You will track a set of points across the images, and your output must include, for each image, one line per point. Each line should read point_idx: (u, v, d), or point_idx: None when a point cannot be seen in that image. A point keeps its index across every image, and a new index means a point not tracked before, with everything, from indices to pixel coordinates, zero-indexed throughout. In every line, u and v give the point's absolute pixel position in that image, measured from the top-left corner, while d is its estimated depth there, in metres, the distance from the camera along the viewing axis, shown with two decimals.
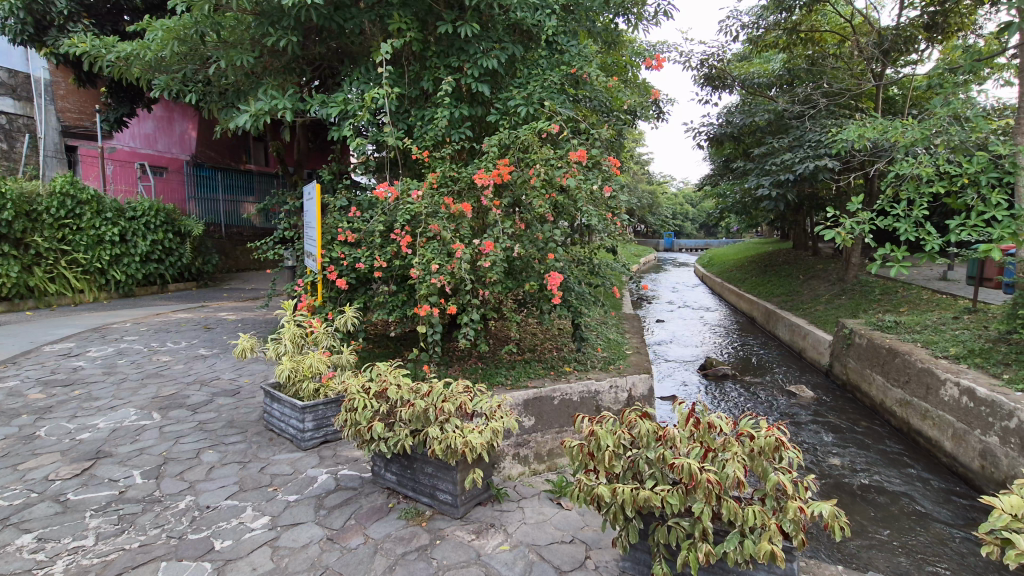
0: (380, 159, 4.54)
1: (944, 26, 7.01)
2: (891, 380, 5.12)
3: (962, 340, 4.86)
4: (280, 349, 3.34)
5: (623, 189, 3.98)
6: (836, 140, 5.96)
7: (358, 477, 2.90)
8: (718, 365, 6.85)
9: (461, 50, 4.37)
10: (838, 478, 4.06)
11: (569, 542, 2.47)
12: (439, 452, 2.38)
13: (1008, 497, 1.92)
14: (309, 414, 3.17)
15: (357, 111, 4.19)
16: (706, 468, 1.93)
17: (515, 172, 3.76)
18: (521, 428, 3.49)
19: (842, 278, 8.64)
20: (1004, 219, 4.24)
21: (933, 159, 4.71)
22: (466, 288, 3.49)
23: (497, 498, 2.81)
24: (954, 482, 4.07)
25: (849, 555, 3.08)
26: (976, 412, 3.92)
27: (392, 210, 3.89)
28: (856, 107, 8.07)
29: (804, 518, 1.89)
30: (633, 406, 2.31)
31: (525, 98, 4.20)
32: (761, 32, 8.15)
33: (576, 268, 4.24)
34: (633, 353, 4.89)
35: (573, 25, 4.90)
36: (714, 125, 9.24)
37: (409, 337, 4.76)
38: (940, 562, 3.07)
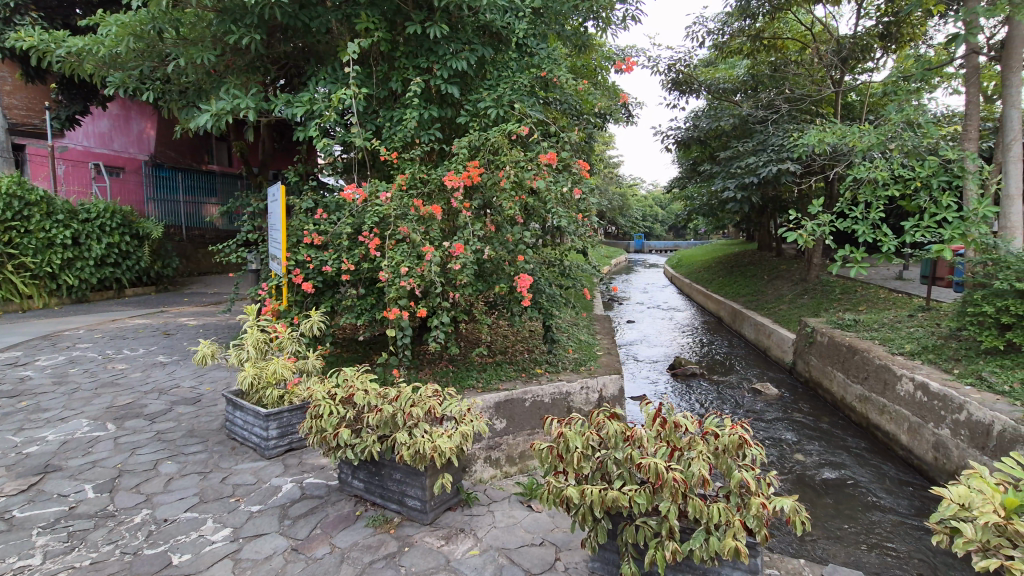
0: (348, 160, 4.47)
1: (897, 36, 7.36)
2: (851, 376, 5.29)
3: (916, 337, 5.07)
4: (242, 355, 3.25)
5: (593, 192, 4.01)
6: (796, 145, 6.14)
7: (324, 485, 2.84)
8: (686, 365, 6.95)
9: (430, 51, 4.34)
10: (801, 473, 4.17)
11: (539, 544, 2.47)
12: (407, 457, 2.35)
13: (956, 487, 1.97)
14: (272, 422, 3.08)
15: (324, 111, 4.11)
16: (672, 467, 1.95)
17: (485, 174, 3.76)
18: (492, 431, 3.48)
19: (804, 278, 8.91)
20: (954, 221, 4.44)
21: (889, 163, 4.89)
22: (436, 291, 3.46)
23: (467, 503, 2.79)
24: (910, 474, 4.22)
25: (809, 548, 3.16)
26: (930, 406, 4.09)
27: (359, 212, 3.83)
28: (816, 112, 8.36)
29: (767, 514, 1.93)
30: (602, 407, 2.32)
31: (495, 100, 4.19)
32: (726, 38, 8.35)
33: (546, 270, 4.26)
34: (604, 354, 4.94)
35: (543, 28, 4.92)
36: (681, 129, 9.41)
37: (378, 341, 4.69)
38: (897, 551, 3.17)
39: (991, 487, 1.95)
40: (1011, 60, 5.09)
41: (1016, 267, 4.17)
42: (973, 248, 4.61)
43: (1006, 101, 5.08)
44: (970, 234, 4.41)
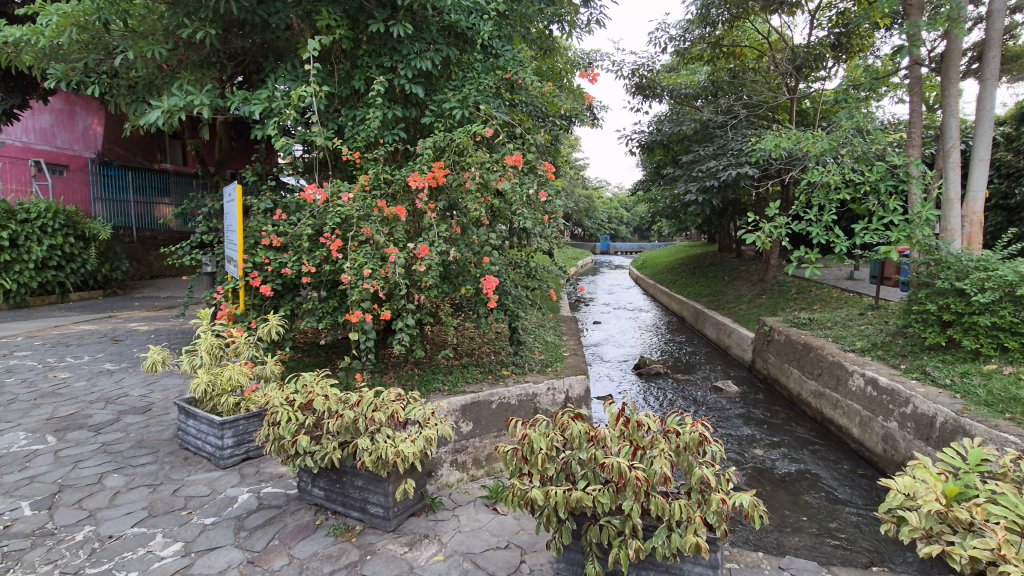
0: (309, 160, 4.36)
1: (847, 46, 7.71)
2: (807, 373, 5.49)
3: (867, 334, 5.29)
4: (196, 361, 3.12)
5: (558, 194, 4.04)
6: (754, 149, 6.33)
7: (282, 495, 2.75)
8: (650, 364, 7.07)
9: (393, 50, 4.28)
10: (760, 468, 4.29)
11: (504, 547, 2.45)
12: (369, 463, 2.30)
13: (902, 478, 2.06)
14: (228, 430, 2.98)
15: (284, 108, 4.01)
16: (635, 467, 1.96)
17: (450, 175, 3.74)
18: (458, 434, 3.44)
19: (763, 278, 9.21)
20: (899, 223, 4.68)
21: (840, 168, 5.10)
22: (400, 293, 3.41)
23: (431, 508, 2.75)
24: (862, 466, 4.40)
25: (768, 540, 3.25)
26: (879, 400, 4.27)
27: (321, 213, 3.74)
28: (772, 118, 8.65)
29: (726, 509, 1.97)
30: (566, 408, 2.33)
31: (460, 101, 4.16)
32: (687, 45, 8.54)
33: (512, 271, 4.26)
34: (570, 355, 4.98)
35: (508, 30, 4.92)
36: (645, 133, 9.58)
37: (341, 345, 4.59)
38: (849, 541, 3.29)
39: (934, 477, 2.04)
40: (949, 73, 5.39)
41: (956, 268, 4.41)
42: (917, 249, 4.86)
43: (946, 110, 5.37)
44: (913, 236, 4.65)
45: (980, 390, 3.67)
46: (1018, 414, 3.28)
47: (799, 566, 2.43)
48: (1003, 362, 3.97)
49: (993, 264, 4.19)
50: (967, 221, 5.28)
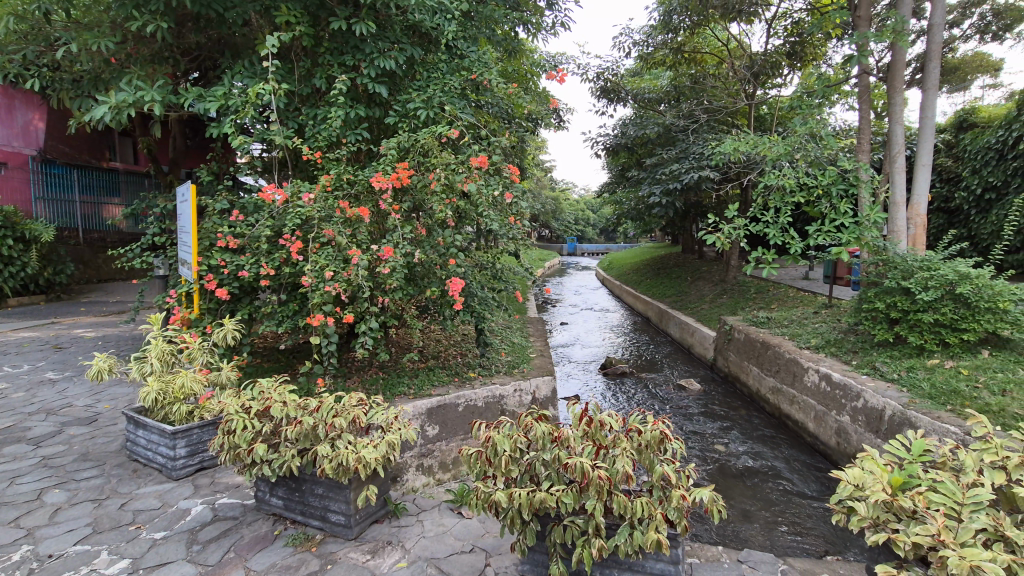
0: (268, 159, 4.24)
1: (801, 54, 8.04)
2: (765, 370, 5.66)
3: (821, 332, 5.51)
4: (145, 368, 2.99)
5: (524, 195, 4.06)
6: (715, 152, 6.49)
7: (239, 505, 2.66)
8: (616, 364, 7.16)
9: (356, 49, 4.21)
10: (722, 463, 4.40)
11: (469, 551, 2.43)
12: (329, 470, 2.25)
13: (851, 469, 2.13)
14: (180, 439, 2.86)
15: (241, 106, 3.89)
16: (598, 466, 1.98)
17: (414, 176, 3.70)
18: (423, 438, 3.41)
19: (724, 279, 9.46)
20: (850, 225, 4.89)
21: (796, 171, 5.27)
22: (364, 296, 3.35)
23: (394, 513, 2.71)
24: (817, 458, 4.56)
25: (728, 534, 3.34)
26: (832, 395, 4.44)
27: (280, 214, 3.64)
28: (731, 123, 8.92)
29: (687, 505, 2.01)
30: (530, 409, 2.33)
31: (424, 102, 4.13)
32: (650, 49, 8.70)
33: (478, 273, 4.25)
34: (537, 356, 5.00)
35: (473, 31, 4.91)
36: (610, 136, 9.72)
37: (302, 349, 4.48)
38: (805, 531, 3.41)
39: (881, 468, 2.12)
40: (894, 82, 5.67)
41: (901, 268, 4.63)
42: (866, 249, 5.08)
43: (892, 118, 5.64)
44: (862, 237, 4.86)
45: (924, 383, 3.86)
46: (959, 406, 3.47)
47: (757, 558, 2.50)
48: (945, 357, 4.19)
49: (935, 264, 4.43)
50: (913, 223, 5.56)
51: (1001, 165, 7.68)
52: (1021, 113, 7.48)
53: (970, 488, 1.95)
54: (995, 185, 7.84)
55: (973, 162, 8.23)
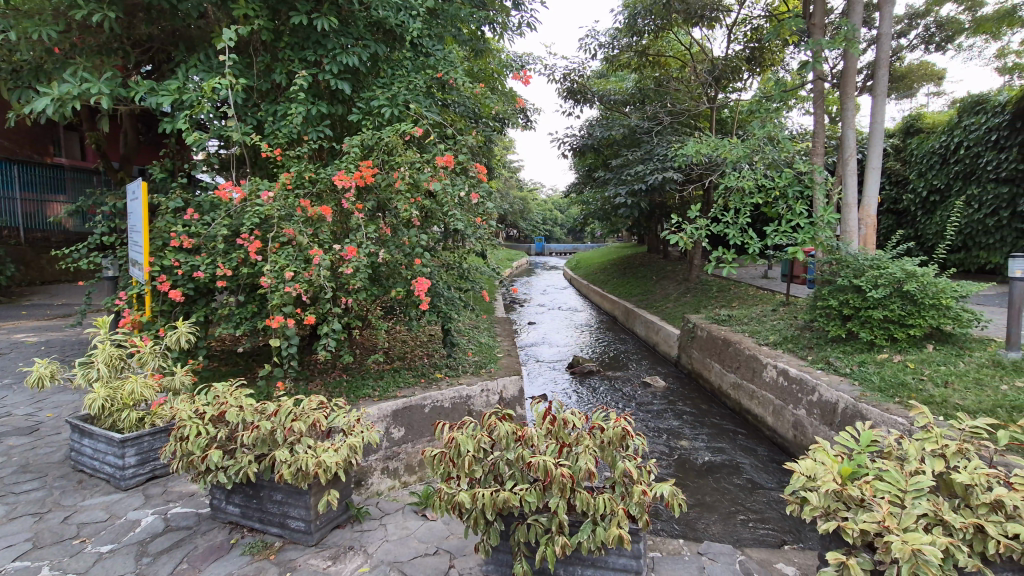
0: (225, 156, 4.11)
1: (760, 60, 8.30)
2: (726, 366, 5.82)
3: (778, 329, 5.69)
4: (91, 374, 2.85)
5: (490, 195, 4.05)
6: (678, 154, 6.62)
7: (193, 514, 2.57)
8: (584, 362, 7.23)
9: (318, 44, 4.12)
10: (685, 458, 4.50)
11: (433, 553, 2.41)
12: (288, 476, 2.19)
13: (804, 461, 2.20)
14: (130, 448, 2.74)
15: (196, 101, 3.75)
16: (561, 464, 1.99)
17: (378, 175, 3.65)
18: (388, 440, 3.36)
19: (688, 278, 9.68)
20: (805, 226, 5.08)
21: (754, 173, 5.43)
22: (326, 297, 3.28)
23: (356, 518, 2.66)
24: (775, 451, 4.71)
25: (689, 528, 3.41)
26: (789, 389, 4.60)
27: (237, 213, 3.52)
28: (694, 126, 9.12)
29: (648, 500, 2.05)
30: (494, 409, 2.32)
31: (389, 100, 4.06)
32: (616, 52, 8.82)
33: (445, 273, 4.21)
34: (504, 356, 5.00)
35: (439, 29, 4.86)
36: (577, 137, 9.82)
37: (262, 352, 4.36)
38: (763, 522, 3.51)
39: (831, 459, 2.21)
40: (847, 88, 5.90)
41: (853, 266, 4.83)
42: (820, 249, 5.28)
43: (845, 122, 5.86)
44: (817, 237, 5.06)
45: (874, 377, 4.03)
46: (905, 398, 3.64)
47: (716, 550, 2.56)
48: (894, 352, 4.39)
49: (884, 263, 4.63)
50: (863, 224, 5.78)
51: (945, 169, 8.13)
52: (962, 120, 7.93)
53: (913, 476, 2.04)
54: (939, 188, 8.27)
55: (919, 165, 8.67)
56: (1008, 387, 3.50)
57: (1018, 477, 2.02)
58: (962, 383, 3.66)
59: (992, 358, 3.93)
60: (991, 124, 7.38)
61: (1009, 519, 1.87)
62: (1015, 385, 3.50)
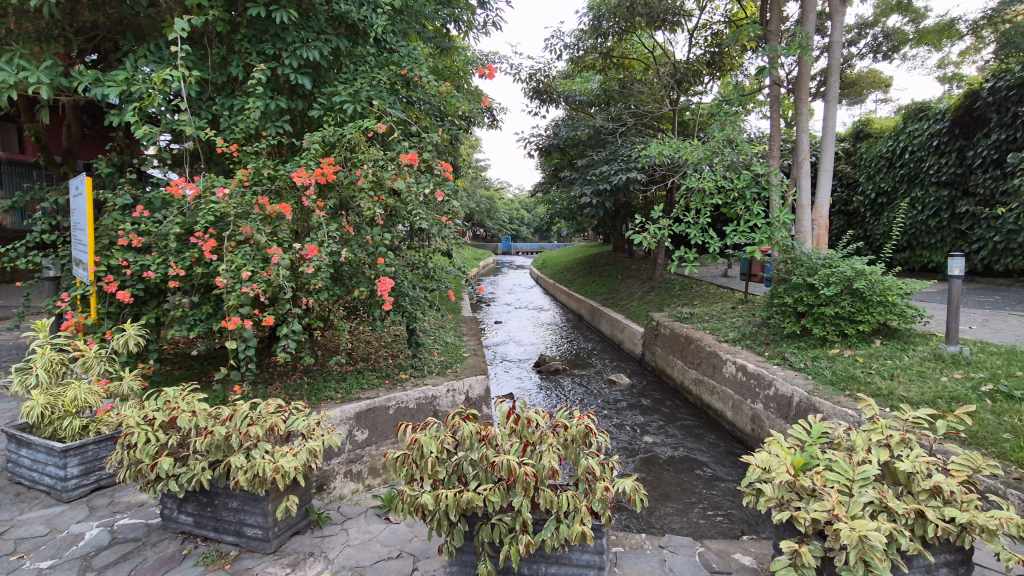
0: (177, 151, 3.95)
1: (720, 64, 8.54)
2: (688, 362, 5.96)
3: (737, 326, 5.87)
4: (29, 380, 2.69)
5: (456, 194, 4.02)
6: (641, 155, 6.73)
7: (143, 525, 2.46)
8: (550, 361, 7.27)
9: (276, 37, 4.00)
10: (649, 454, 4.58)
11: (396, 556, 2.38)
12: (244, 482, 2.12)
13: (760, 453, 2.27)
14: (73, 457, 2.60)
15: (145, 93, 3.59)
16: (524, 462, 1.99)
17: (340, 172, 3.57)
18: (351, 443, 3.30)
19: (651, 277, 9.87)
20: (762, 226, 5.27)
21: (715, 174, 5.58)
22: (286, 297, 3.19)
23: (317, 523, 2.60)
24: (734, 444, 4.86)
25: (652, 522, 3.48)
26: (748, 384, 4.75)
27: (191, 210, 3.38)
28: (657, 127, 9.30)
29: (610, 496, 2.07)
30: (457, 409, 2.30)
31: (351, 96, 3.98)
32: (581, 53, 8.90)
33: (410, 272, 4.16)
34: (470, 355, 4.98)
35: (403, 26, 4.79)
36: (543, 137, 9.89)
37: (218, 355, 4.21)
38: (722, 513, 3.61)
39: (785, 451, 2.28)
40: (801, 94, 6.12)
41: (807, 265, 5.02)
42: (777, 249, 5.46)
43: (800, 126, 6.08)
44: (773, 237, 5.24)
45: (827, 371, 4.20)
46: (855, 391, 3.81)
47: (676, 542, 2.62)
48: (845, 347, 4.58)
49: (836, 262, 4.83)
50: (817, 224, 6.01)
51: (891, 172, 8.56)
52: (907, 125, 8.36)
53: (860, 465, 2.13)
54: (886, 190, 8.70)
55: (868, 169, 9.09)
56: (947, 379, 3.71)
57: (954, 464, 2.14)
58: (907, 375, 3.85)
59: (934, 352, 4.15)
60: (933, 130, 7.81)
61: (947, 504, 1.98)
62: (953, 377, 3.72)
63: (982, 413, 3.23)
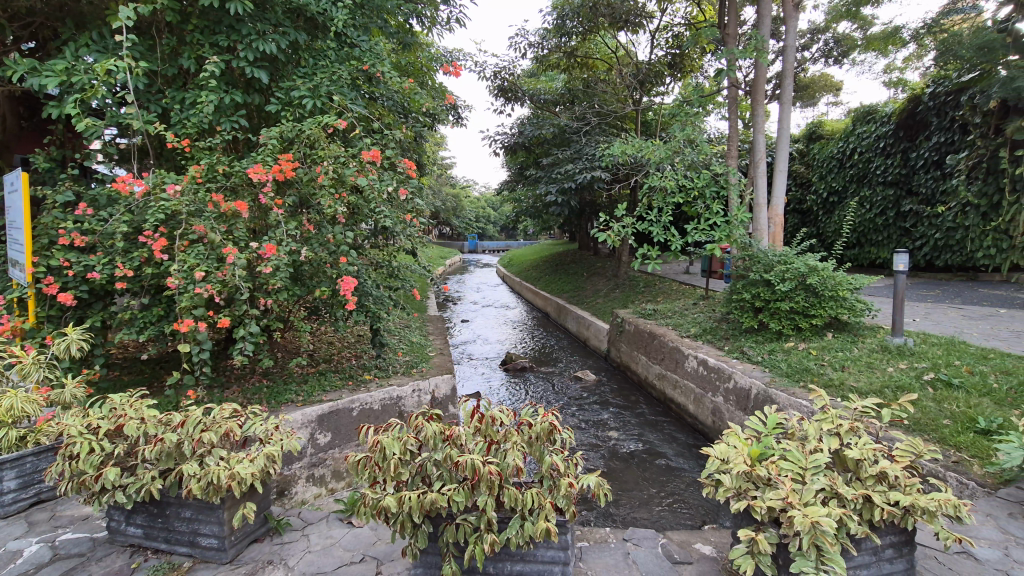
0: (124, 146, 3.76)
1: (681, 65, 8.73)
2: (652, 358, 6.08)
3: (699, 321, 6.02)
4: None
5: (419, 192, 3.98)
6: (605, 154, 6.82)
7: (87, 539, 2.34)
8: (517, 359, 7.28)
9: (231, 29, 3.86)
10: (614, 448, 4.66)
11: (359, 561, 2.33)
12: (197, 491, 2.04)
13: (719, 445, 2.33)
14: (8, 470, 2.45)
15: (88, 84, 3.40)
16: (488, 461, 1.99)
17: (300, 169, 3.47)
18: (313, 447, 3.23)
19: (617, 274, 10.02)
20: (722, 224, 5.42)
21: (676, 174, 5.69)
22: (242, 298, 3.08)
23: (276, 530, 2.53)
24: (696, 437, 4.98)
25: (618, 516, 3.53)
26: (709, 377, 4.87)
27: (139, 208, 3.23)
28: (621, 127, 9.43)
29: (575, 492, 2.09)
30: (420, 410, 2.28)
31: (310, 90, 3.87)
32: (545, 52, 8.94)
33: (373, 271, 4.09)
34: (435, 354, 4.94)
35: (365, 20, 4.68)
36: (508, 135, 9.89)
37: (171, 359, 4.04)
38: (684, 504, 3.70)
39: (742, 442, 2.35)
40: (758, 96, 6.30)
41: (763, 262, 5.18)
42: (736, 246, 5.61)
43: (756, 128, 6.26)
44: (732, 235, 5.40)
45: (782, 364, 4.36)
46: (808, 382, 3.97)
47: (640, 535, 2.66)
48: (799, 340, 4.76)
49: (790, 258, 5.02)
50: (773, 223, 6.20)
51: (842, 172, 8.94)
52: (857, 128, 8.75)
53: (812, 453, 2.21)
54: (838, 190, 9.09)
55: (821, 169, 9.48)
56: (893, 369, 3.91)
57: (898, 450, 2.25)
58: (856, 367, 4.04)
59: (881, 344, 4.35)
60: (880, 132, 8.21)
61: (892, 488, 2.08)
62: (899, 367, 3.91)
63: (924, 400, 3.41)
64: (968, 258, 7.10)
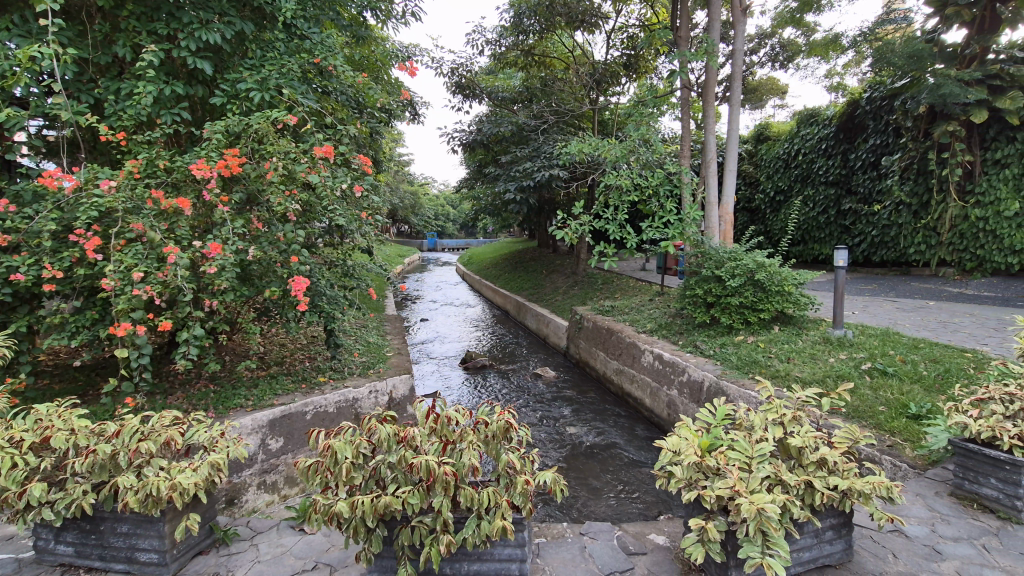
0: (52, 138, 3.51)
1: (636, 66, 8.90)
2: (610, 354, 6.18)
3: (654, 317, 6.18)
4: None
5: (375, 189, 3.90)
6: (563, 153, 6.87)
7: (13, 560, 2.19)
8: (477, 357, 7.26)
9: (171, 16, 3.65)
10: (573, 443, 4.71)
11: (311, 569, 2.27)
12: (134, 504, 1.93)
13: (672, 438, 2.39)
14: None
15: (8, 71, 3.14)
16: (444, 462, 1.97)
17: (247, 165, 3.33)
18: (264, 452, 3.12)
19: (575, 272, 10.15)
20: (675, 222, 5.57)
21: (632, 173, 5.79)
22: (185, 299, 2.93)
23: (223, 541, 2.43)
24: (652, 430, 5.10)
25: (576, 510, 3.57)
26: (664, 371, 5.00)
27: (69, 205, 3.03)
28: (578, 125, 9.53)
29: (531, 489, 2.09)
30: (373, 412, 2.24)
31: (258, 83, 3.71)
32: (502, 50, 8.92)
33: (327, 270, 3.98)
34: (393, 354, 4.86)
35: (315, 11, 4.54)
36: (466, 133, 9.82)
37: (108, 364, 3.82)
38: (640, 496, 3.79)
39: (693, 434, 2.42)
40: (709, 97, 6.48)
41: (714, 259, 5.35)
42: (689, 243, 5.77)
43: (708, 129, 6.43)
44: (685, 232, 5.55)
45: (733, 356, 4.53)
46: (756, 373, 4.14)
47: (596, 528, 2.71)
48: (748, 334, 4.95)
49: (739, 255, 5.22)
50: (723, 220, 6.40)
51: (788, 172, 9.34)
52: (801, 129, 9.15)
53: (758, 443, 2.30)
54: (784, 189, 9.50)
55: (768, 169, 9.87)
56: (834, 359, 4.11)
57: (837, 437, 2.37)
58: (800, 358, 4.23)
59: (823, 336, 4.56)
60: (822, 134, 8.62)
61: (831, 473, 2.19)
62: (839, 358, 4.11)
63: (862, 388, 3.60)
64: (901, 254, 7.55)
